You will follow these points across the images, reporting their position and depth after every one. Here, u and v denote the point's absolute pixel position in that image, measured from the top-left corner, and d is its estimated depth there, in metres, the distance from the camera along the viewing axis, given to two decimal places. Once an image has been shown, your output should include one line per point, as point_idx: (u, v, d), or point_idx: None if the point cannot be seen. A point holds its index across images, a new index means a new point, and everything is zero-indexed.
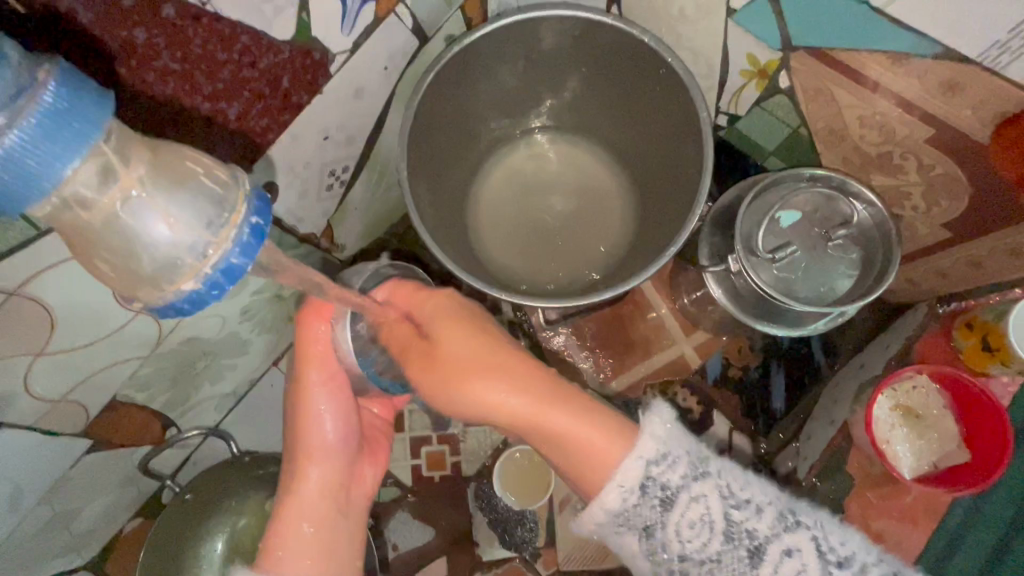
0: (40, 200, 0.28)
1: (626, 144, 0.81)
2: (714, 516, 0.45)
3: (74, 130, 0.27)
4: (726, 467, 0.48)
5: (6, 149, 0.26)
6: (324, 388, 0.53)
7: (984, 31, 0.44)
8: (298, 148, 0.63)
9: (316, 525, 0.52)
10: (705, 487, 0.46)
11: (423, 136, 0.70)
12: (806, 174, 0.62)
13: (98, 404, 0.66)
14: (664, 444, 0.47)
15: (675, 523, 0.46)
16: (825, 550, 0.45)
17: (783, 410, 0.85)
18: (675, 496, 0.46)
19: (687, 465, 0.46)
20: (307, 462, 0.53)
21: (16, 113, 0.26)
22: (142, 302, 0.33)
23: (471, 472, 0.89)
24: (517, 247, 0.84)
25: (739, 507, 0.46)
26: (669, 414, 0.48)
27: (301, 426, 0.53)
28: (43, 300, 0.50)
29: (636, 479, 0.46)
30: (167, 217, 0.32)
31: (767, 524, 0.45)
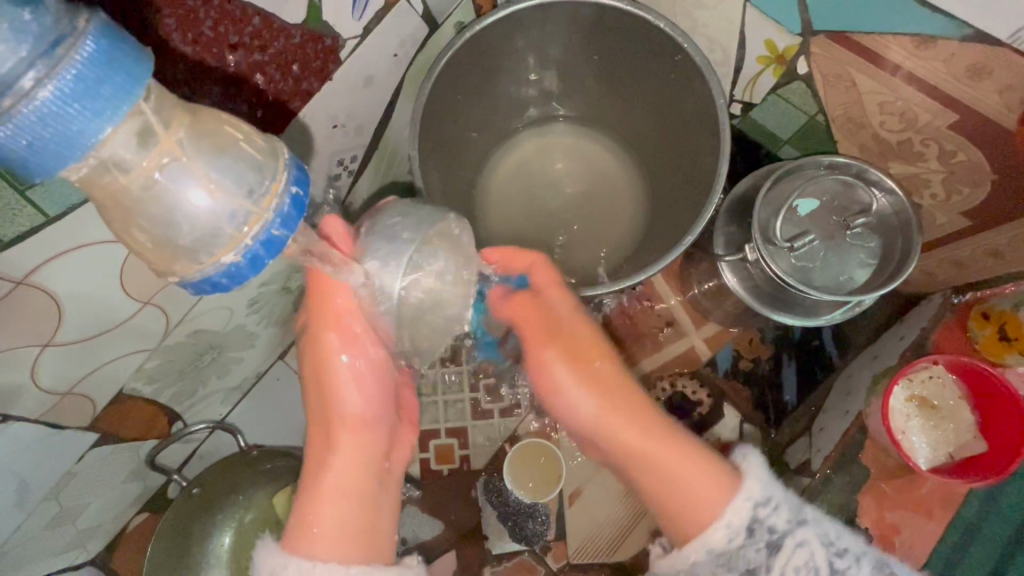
0: (78, 160, 0.27)
1: (638, 134, 0.80)
2: (818, 562, 0.48)
3: (114, 86, 0.26)
4: (819, 515, 0.50)
5: (44, 101, 0.25)
6: (347, 357, 0.52)
7: (1016, 12, 0.43)
8: (308, 136, 0.62)
9: (355, 500, 0.51)
10: (808, 534, 0.48)
11: (433, 125, 0.69)
12: (824, 162, 0.62)
13: (105, 397, 0.65)
14: (767, 487, 0.49)
15: (781, 568, 0.47)
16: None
17: (794, 402, 0.84)
18: (781, 541, 0.48)
19: (790, 511, 0.49)
20: (339, 432, 0.52)
21: (54, 64, 0.25)
22: (179, 277, 0.32)
23: (481, 465, 0.89)
24: (528, 238, 0.83)
25: (840, 555, 0.48)
26: (759, 458, 0.51)
27: (331, 390, 0.52)
28: (52, 288, 0.49)
29: (744, 520, 0.48)
30: (206, 181, 0.31)
31: (867, 574, 0.48)
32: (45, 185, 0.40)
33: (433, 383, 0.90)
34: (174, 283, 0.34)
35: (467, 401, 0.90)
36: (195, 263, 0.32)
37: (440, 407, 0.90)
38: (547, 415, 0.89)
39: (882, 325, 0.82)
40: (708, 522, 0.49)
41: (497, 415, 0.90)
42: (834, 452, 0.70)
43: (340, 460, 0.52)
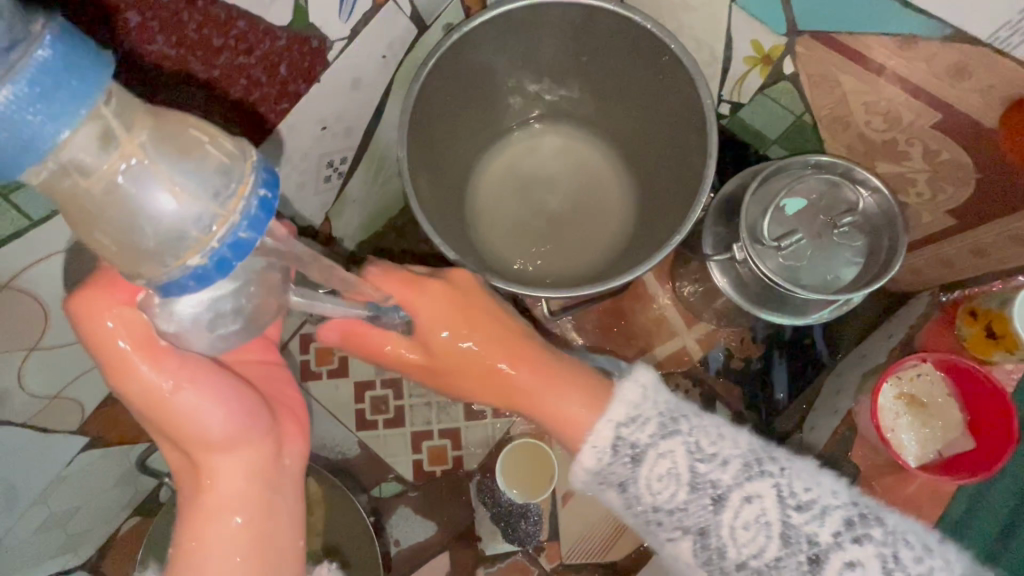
0: (35, 163, 0.27)
1: (628, 135, 0.80)
2: (681, 469, 0.48)
3: (70, 90, 0.26)
4: (700, 427, 0.50)
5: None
6: (168, 378, 0.42)
7: (996, 12, 0.43)
8: (295, 138, 0.62)
9: (243, 512, 0.44)
10: (674, 444, 0.48)
11: (422, 126, 0.69)
12: (811, 161, 0.62)
13: (94, 401, 0.65)
14: (635, 406, 0.51)
15: (647, 476, 0.48)
16: (786, 497, 0.46)
17: (784, 401, 0.84)
18: (643, 454, 0.49)
19: (656, 425, 0.49)
20: (209, 452, 0.43)
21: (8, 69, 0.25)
22: (147, 279, 0.32)
23: (473, 466, 0.89)
24: (519, 240, 0.83)
25: (705, 460, 0.48)
26: (649, 381, 0.52)
27: (163, 411, 0.42)
28: (37, 293, 0.49)
29: (608, 439, 0.50)
30: (171, 184, 0.31)
31: (729, 475, 0.47)
32: (27, 189, 0.40)
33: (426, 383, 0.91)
34: (142, 286, 0.33)
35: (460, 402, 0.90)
36: (161, 266, 0.31)
37: (432, 407, 0.90)
38: None
39: (873, 323, 0.83)
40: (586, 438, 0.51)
41: (489, 415, 0.90)
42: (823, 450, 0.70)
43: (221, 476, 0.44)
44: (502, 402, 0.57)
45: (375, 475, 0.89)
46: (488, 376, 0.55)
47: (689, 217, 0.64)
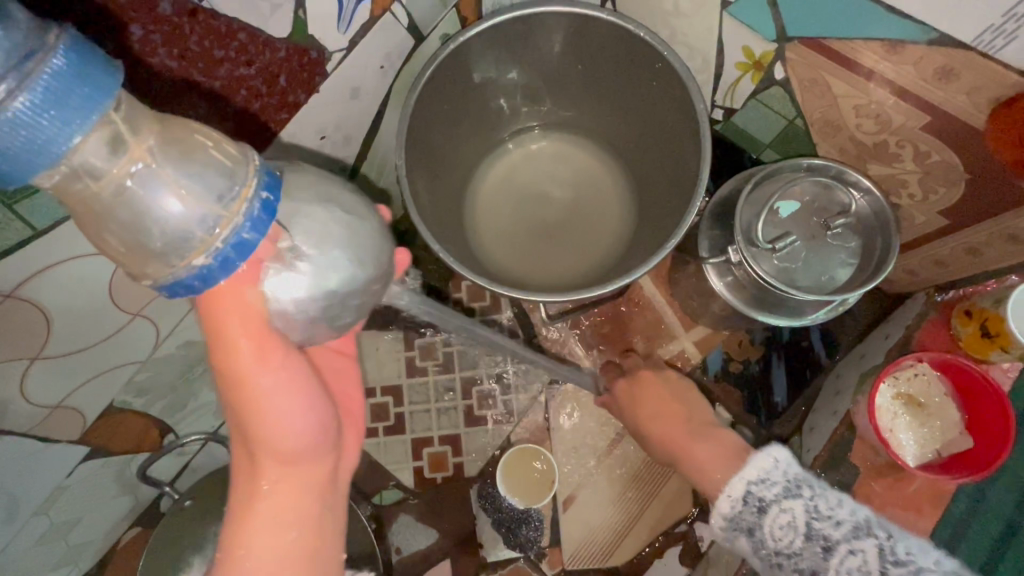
0: (49, 167, 0.28)
1: (624, 141, 0.81)
2: (798, 523, 0.50)
3: (83, 97, 0.27)
4: (820, 492, 0.52)
5: (15, 112, 0.26)
6: (269, 379, 0.41)
7: (979, 16, 0.44)
8: (295, 147, 0.63)
9: (299, 526, 0.44)
10: (795, 504, 0.51)
11: (420, 135, 0.70)
12: (803, 165, 0.63)
13: (95, 410, 0.65)
14: (766, 469, 0.54)
15: (770, 527, 0.52)
16: (887, 554, 0.46)
17: (784, 403, 0.85)
18: (768, 506, 0.52)
19: (782, 486, 0.52)
20: (275, 459, 0.43)
21: (25, 78, 0.26)
22: (153, 279, 0.33)
23: (474, 472, 0.89)
24: (518, 246, 0.84)
25: (821, 518, 0.50)
26: (786, 451, 0.55)
27: (256, 416, 0.41)
28: (40, 302, 0.49)
29: (738, 491, 0.54)
30: (176, 185, 0.31)
31: (842, 531, 0.48)
32: (31, 199, 0.41)
33: (427, 390, 0.91)
34: (148, 286, 0.34)
35: (460, 408, 0.90)
36: (167, 266, 0.32)
37: (433, 414, 0.91)
38: (540, 420, 0.89)
39: (870, 323, 0.83)
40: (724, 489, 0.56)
41: (489, 421, 0.90)
42: (823, 451, 0.70)
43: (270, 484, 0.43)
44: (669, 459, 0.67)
45: (376, 483, 0.89)
46: (678, 451, 0.64)
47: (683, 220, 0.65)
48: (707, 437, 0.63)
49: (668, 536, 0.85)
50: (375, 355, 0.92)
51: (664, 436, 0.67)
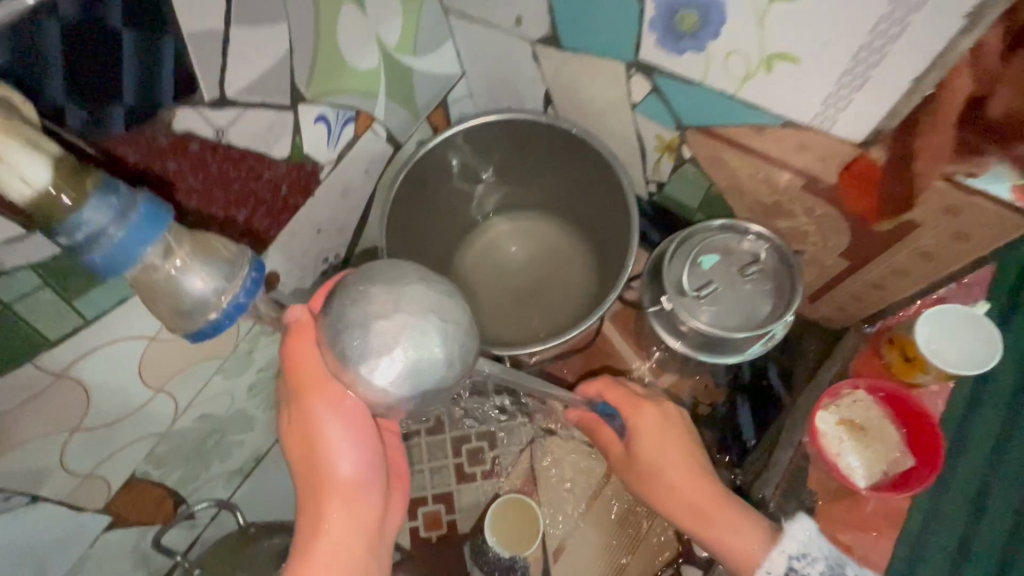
0: (127, 270, 0.40)
1: (579, 214, 0.94)
2: None
3: (156, 229, 0.40)
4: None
5: (116, 242, 0.38)
6: (336, 423, 0.50)
7: (810, 101, 0.57)
8: (295, 241, 0.76)
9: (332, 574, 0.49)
10: None
11: (400, 223, 0.83)
12: (715, 224, 0.74)
13: (120, 480, 0.74)
14: (803, 546, 0.60)
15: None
16: None
17: (753, 440, 0.91)
18: None
19: (826, 564, 0.59)
20: (329, 500, 0.50)
21: (123, 220, 0.39)
22: (181, 332, 0.44)
23: (467, 528, 0.94)
24: (494, 311, 0.95)
25: None
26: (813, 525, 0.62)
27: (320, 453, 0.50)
28: (83, 380, 0.60)
29: (782, 567, 0.60)
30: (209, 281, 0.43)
31: None
32: (85, 295, 0.54)
33: (420, 452, 0.98)
34: (177, 336, 0.45)
35: (451, 465, 0.97)
36: (192, 324, 0.44)
37: (425, 475, 0.97)
38: (526, 474, 0.95)
39: (818, 359, 0.90)
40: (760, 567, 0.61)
41: (479, 477, 0.96)
42: (780, 481, 0.76)
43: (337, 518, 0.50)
44: (692, 523, 0.67)
45: None
46: (699, 520, 0.66)
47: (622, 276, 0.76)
48: (731, 515, 0.65)
49: None
50: None
51: (686, 509, 0.67)
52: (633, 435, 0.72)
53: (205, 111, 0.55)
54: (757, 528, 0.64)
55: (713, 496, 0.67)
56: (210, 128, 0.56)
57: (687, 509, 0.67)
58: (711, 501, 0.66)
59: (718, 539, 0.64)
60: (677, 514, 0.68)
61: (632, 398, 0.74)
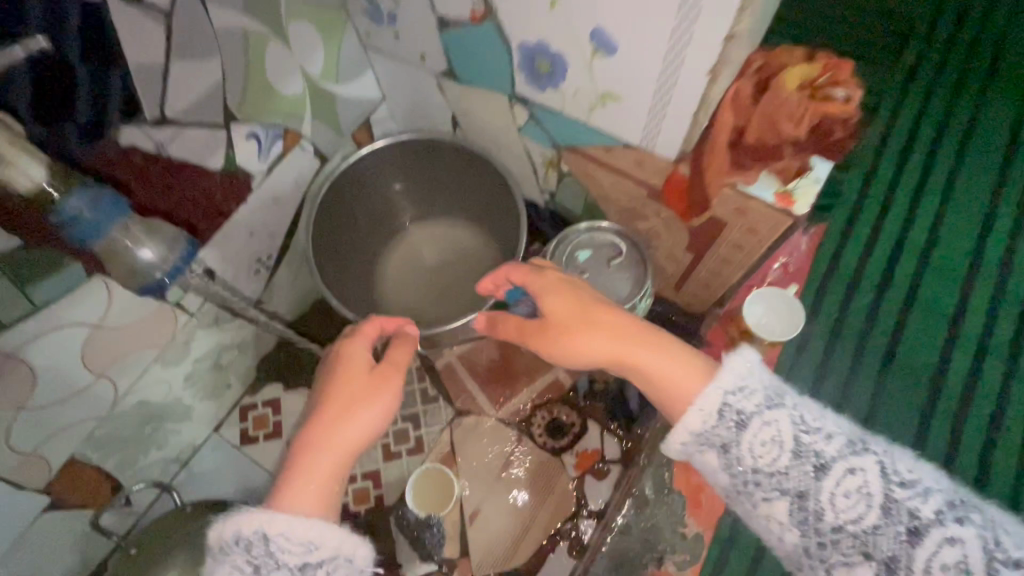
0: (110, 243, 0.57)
1: (484, 223, 1.10)
2: (784, 436, 0.57)
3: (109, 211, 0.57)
4: (801, 403, 0.59)
5: (81, 219, 0.55)
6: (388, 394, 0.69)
7: (633, 127, 0.73)
8: (230, 242, 0.88)
9: (316, 490, 0.62)
10: (865, 463, 0.54)
11: (323, 228, 0.97)
12: (585, 227, 0.90)
13: (60, 460, 0.82)
14: (743, 379, 0.60)
15: (831, 490, 0.54)
16: (890, 473, 0.53)
17: (638, 410, 1.09)
18: (748, 420, 0.58)
19: (762, 395, 0.59)
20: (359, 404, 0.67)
21: (91, 205, 0.55)
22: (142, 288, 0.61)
23: (393, 500, 1.06)
24: (420, 305, 1.09)
25: (901, 486, 0.52)
26: (753, 357, 0.61)
27: (360, 401, 0.67)
28: (32, 363, 0.70)
29: (716, 404, 0.59)
30: (254, 541, 0.57)
31: (931, 507, 0.51)
32: (46, 279, 0.65)
33: None
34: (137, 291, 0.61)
35: (379, 446, 1.10)
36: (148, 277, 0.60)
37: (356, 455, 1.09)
38: (446, 449, 1.10)
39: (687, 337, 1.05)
40: (690, 405, 0.61)
41: (404, 454, 1.10)
42: None
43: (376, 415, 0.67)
44: (609, 333, 0.67)
45: None
46: (614, 330, 0.67)
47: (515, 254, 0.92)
48: (659, 346, 0.65)
49: (559, 535, 1.03)
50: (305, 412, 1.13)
51: (569, 306, 0.70)
52: (542, 295, 0.73)
53: (147, 128, 0.69)
54: (697, 365, 0.63)
55: (597, 301, 0.71)
56: (151, 143, 0.71)
57: (572, 313, 0.70)
58: (575, 305, 0.70)
59: (635, 362, 0.66)
60: (558, 312, 0.70)
61: (551, 274, 0.74)
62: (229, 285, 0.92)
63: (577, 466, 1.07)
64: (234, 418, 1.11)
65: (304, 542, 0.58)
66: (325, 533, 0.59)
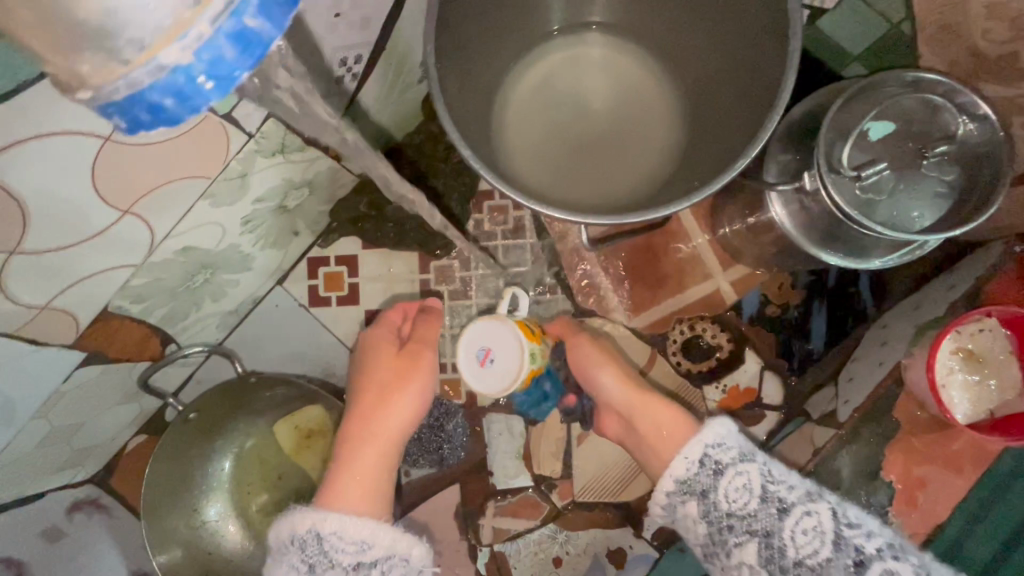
0: None
1: (681, 50, 0.71)
2: (825, 528, 0.54)
3: None
4: (772, 461, 0.60)
5: None
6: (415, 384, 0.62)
7: None
8: (308, 22, 0.54)
9: (360, 485, 0.58)
10: (820, 508, 0.55)
11: (457, 24, 0.59)
12: (909, 78, 0.52)
13: (88, 314, 0.61)
14: (721, 441, 0.60)
15: (785, 528, 0.55)
16: (841, 517, 0.54)
17: (821, 350, 0.82)
18: (724, 469, 0.58)
19: (738, 451, 0.59)
20: (390, 395, 0.61)
21: None
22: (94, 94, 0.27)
23: (487, 402, 0.87)
24: (556, 166, 0.76)
25: (851, 526, 0.54)
26: (732, 423, 0.62)
27: (388, 389, 0.62)
28: (14, 189, 0.43)
29: (697, 455, 0.60)
30: (308, 540, 0.54)
31: (874, 545, 0.53)
32: None
33: None
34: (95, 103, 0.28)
35: None
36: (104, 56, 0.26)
37: (447, 341, 0.88)
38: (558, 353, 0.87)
39: (935, 288, 0.74)
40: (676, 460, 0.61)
41: None
42: (867, 401, 0.67)
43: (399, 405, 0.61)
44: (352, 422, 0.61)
45: None
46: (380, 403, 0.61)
47: (764, 116, 0.57)
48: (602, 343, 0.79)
49: None
50: (386, 276, 0.90)
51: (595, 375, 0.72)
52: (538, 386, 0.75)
53: None
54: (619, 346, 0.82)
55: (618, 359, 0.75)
56: None
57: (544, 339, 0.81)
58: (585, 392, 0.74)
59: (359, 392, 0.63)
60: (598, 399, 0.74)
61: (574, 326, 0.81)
62: None
63: (722, 404, 0.84)
64: (301, 270, 0.89)
65: (358, 541, 0.54)
66: (379, 531, 0.55)
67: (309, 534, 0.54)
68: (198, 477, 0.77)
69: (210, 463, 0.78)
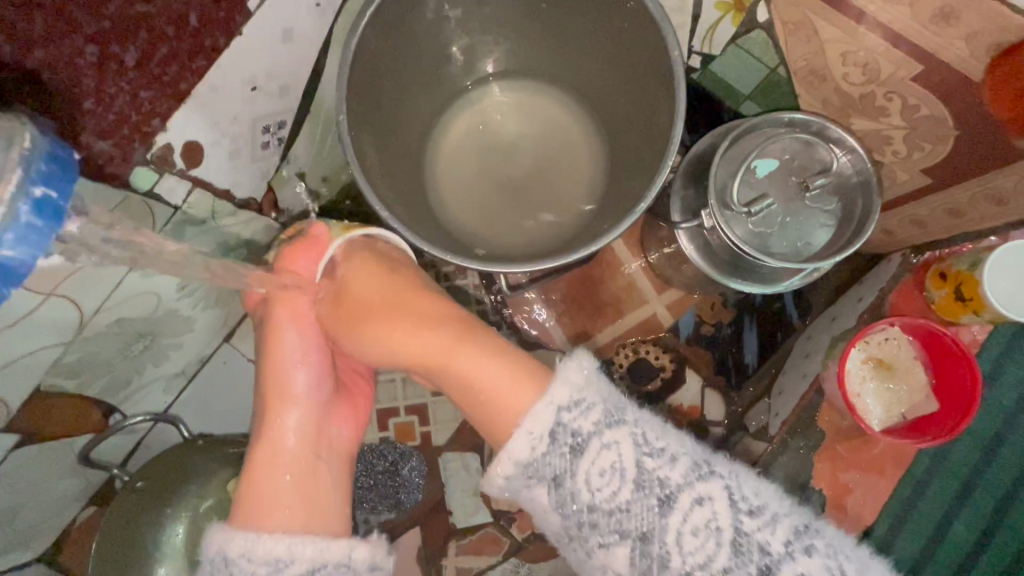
0: None
1: (593, 93, 0.75)
2: (626, 462, 0.50)
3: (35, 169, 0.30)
4: (643, 419, 0.52)
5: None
6: (295, 331, 0.60)
7: None
8: (222, 100, 0.57)
9: (291, 508, 0.56)
10: (619, 435, 0.50)
11: (368, 90, 0.62)
12: (785, 118, 0.57)
13: (19, 396, 0.61)
14: (579, 390, 0.51)
15: (586, 470, 0.50)
16: (737, 500, 0.49)
17: (754, 364, 0.86)
18: (585, 444, 0.50)
19: (600, 412, 0.50)
20: (279, 402, 0.59)
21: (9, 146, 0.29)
22: None
23: (442, 441, 0.88)
24: (488, 207, 0.79)
25: (652, 456, 0.50)
26: (591, 364, 0.53)
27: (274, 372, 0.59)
28: None
29: (546, 427, 0.50)
30: (218, 564, 0.52)
31: (679, 474, 0.49)
32: None
33: None
34: None
35: None
36: None
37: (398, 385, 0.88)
38: None
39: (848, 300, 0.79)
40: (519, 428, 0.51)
41: None
42: (793, 414, 0.71)
43: (291, 421, 0.59)
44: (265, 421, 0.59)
45: None
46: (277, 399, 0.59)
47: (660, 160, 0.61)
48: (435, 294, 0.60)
49: None
50: None
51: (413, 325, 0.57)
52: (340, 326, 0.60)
53: None
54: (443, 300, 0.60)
55: (415, 284, 0.61)
56: None
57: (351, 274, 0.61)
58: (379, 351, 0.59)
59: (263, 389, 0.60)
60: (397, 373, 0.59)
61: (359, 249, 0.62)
62: (227, 165, 0.63)
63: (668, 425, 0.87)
64: (247, 326, 0.89)
65: (272, 561, 0.52)
66: (296, 546, 0.53)
67: (220, 557, 0.53)
68: (147, 548, 0.75)
69: (164, 529, 0.76)
